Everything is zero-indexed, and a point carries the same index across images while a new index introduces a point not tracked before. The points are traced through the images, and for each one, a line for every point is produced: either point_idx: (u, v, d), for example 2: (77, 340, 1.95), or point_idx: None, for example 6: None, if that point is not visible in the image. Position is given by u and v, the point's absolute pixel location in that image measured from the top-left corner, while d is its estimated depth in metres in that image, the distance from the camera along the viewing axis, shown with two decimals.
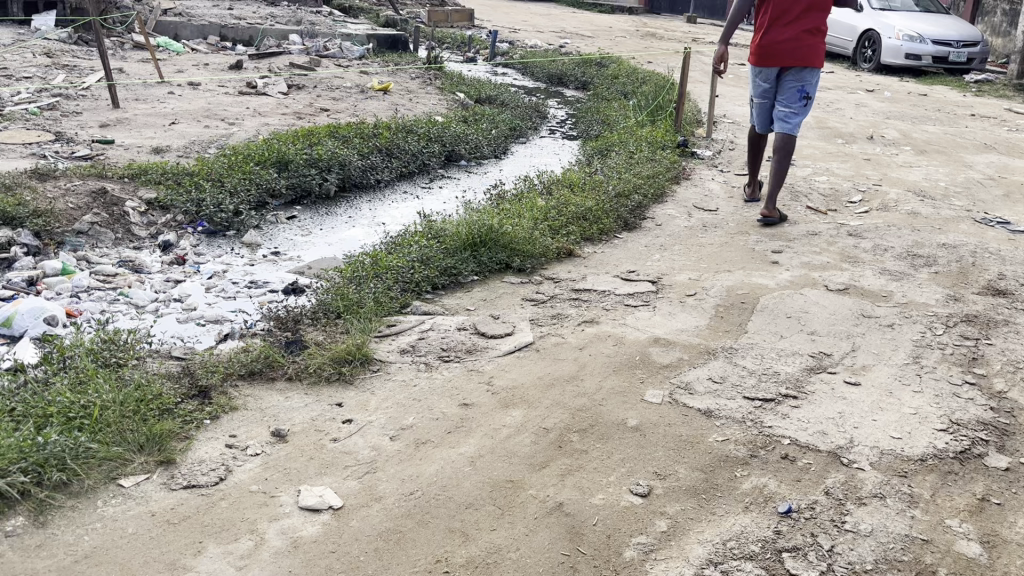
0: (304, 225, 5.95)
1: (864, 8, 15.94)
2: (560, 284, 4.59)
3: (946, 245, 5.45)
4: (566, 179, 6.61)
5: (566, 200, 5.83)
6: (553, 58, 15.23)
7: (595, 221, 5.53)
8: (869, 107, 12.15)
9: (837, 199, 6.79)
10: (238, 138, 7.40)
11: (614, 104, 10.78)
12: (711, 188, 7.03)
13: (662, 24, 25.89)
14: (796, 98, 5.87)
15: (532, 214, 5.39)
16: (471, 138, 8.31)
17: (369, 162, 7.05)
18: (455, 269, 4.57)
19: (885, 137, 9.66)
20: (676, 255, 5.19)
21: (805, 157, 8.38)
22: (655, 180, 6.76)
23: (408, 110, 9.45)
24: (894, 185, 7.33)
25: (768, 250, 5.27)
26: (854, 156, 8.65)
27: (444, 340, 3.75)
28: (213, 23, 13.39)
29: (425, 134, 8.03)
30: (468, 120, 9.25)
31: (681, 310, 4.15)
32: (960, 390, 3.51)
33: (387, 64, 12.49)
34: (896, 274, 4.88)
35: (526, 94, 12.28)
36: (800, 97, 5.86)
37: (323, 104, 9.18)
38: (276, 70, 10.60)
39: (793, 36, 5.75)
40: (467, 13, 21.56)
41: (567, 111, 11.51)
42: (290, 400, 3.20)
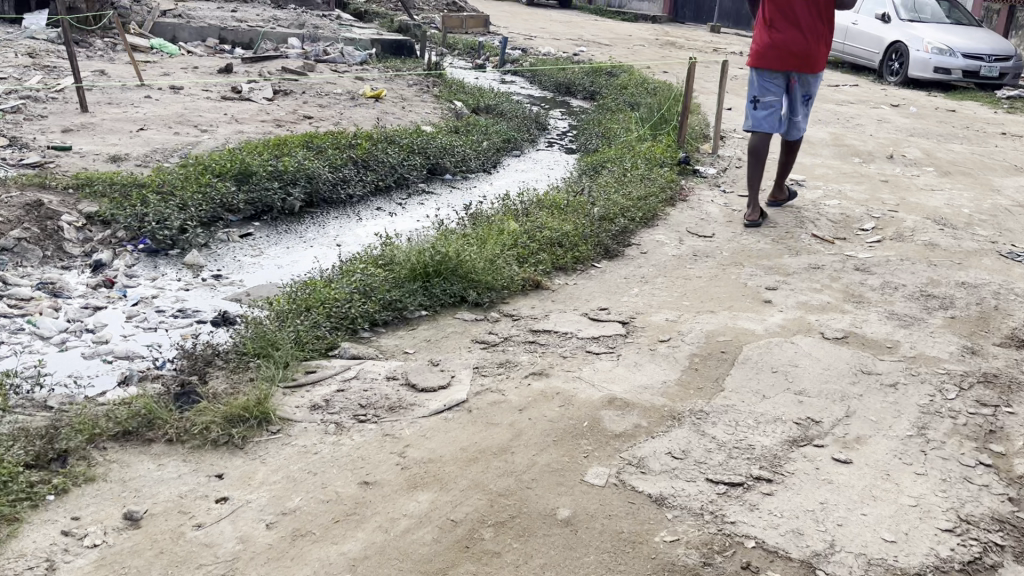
0: (258, 244, 5.47)
1: (892, 19, 15.28)
2: (519, 322, 4.06)
3: (966, 284, 4.86)
4: (549, 199, 6.10)
5: (542, 224, 5.31)
6: (563, 66, 14.71)
7: (571, 248, 5.03)
8: (892, 123, 11.50)
9: (848, 227, 6.21)
10: (205, 146, 6.93)
11: (618, 116, 10.24)
12: (709, 212, 6.47)
13: (684, 33, 25.29)
14: (803, 104, 5.82)
15: (498, 239, 4.89)
16: (458, 151, 7.84)
17: (341, 175, 6.58)
18: (400, 303, 4.05)
19: (907, 156, 9.03)
20: (657, 291, 4.66)
21: (817, 178, 7.79)
22: (646, 202, 6.22)
23: (397, 119, 8.99)
24: (912, 211, 6.72)
25: (761, 287, 4.71)
26: (871, 177, 8.04)
27: (368, 392, 3.24)
28: (212, 25, 13.02)
29: (407, 145, 7.56)
30: (460, 131, 8.78)
31: (649, 361, 3.61)
32: (972, 474, 2.93)
33: (387, 70, 12.06)
34: (905, 319, 4.30)
35: (529, 104, 11.78)
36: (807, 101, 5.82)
37: (308, 111, 8.73)
38: (268, 75, 10.18)
39: (804, 41, 5.57)
40: (483, 19, 21.12)
41: (570, 123, 10.99)
42: (163, 468, 2.69)
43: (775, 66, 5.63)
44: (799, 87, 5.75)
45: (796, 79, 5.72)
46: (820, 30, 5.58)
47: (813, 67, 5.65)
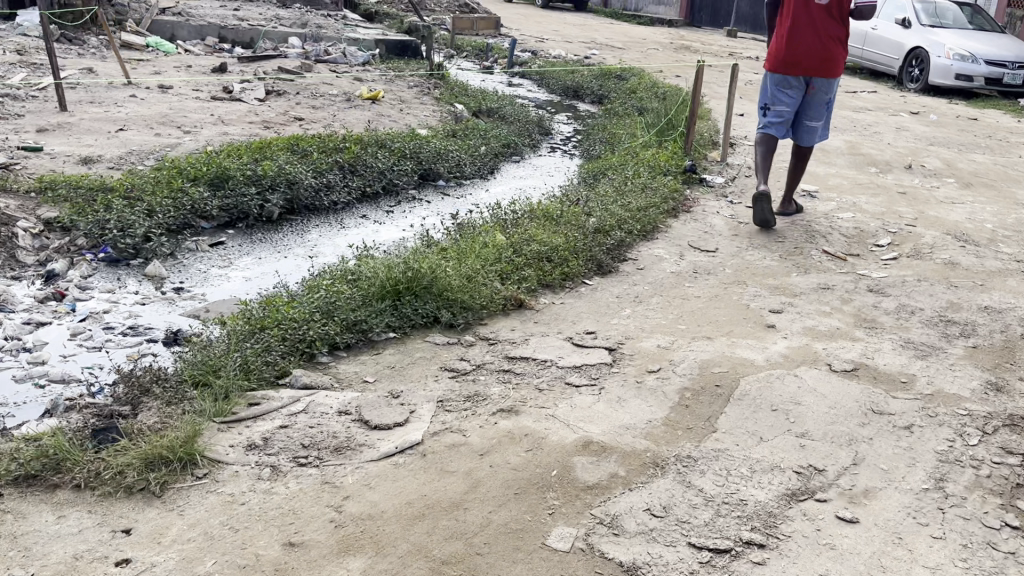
0: (228, 254, 5.15)
1: (913, 24, 14.83)
2: (496, 346, 3.70)
3: (990, 310, 4.45)
4: (542, 209, 5.73)
5: (530, 236, 4.95)
6: (572, 69, 14.37)
7: (560, 263, 4.67)
8: (911, 131, 11.07)
9: (862, 243, 5.81)
10: (185, 149, 6.63)
11: (625, 121, 9.88)
12: (713, 224, 6.09)
13: (699, 37, 24.87)
14: (823, 111, 5.47)
15: (480, 254, 4.53)
16: (453, 156, 7.50)
17: (325, 181, 6.25)
18: (365, 323, 3.70)
19: (926, 166, 8.61)
20: (651, 312, 4.28)
21: (830, 188, 7.39)
22: (646, 212, 5.85)
23: (393, 121, 8.68)
24: (931, 226, 6.31)
25: (764, 309, 4.33)
26: (887, 188, 7.63)
27: (314, 429, 2.89)
28: (212, 24, 12.78)
29: (399, 149, 7.23)
30: (457, 135, 8.43)
31: (634, 395, 3.24)
32: (998, 539, 2.55)
33: (389, 72, 11.76)
34: (923, 349, 3.91)
35: (534, 108, 11.44)
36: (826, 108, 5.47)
37: (300, 112, 8.42)
38: (263, 75, 9.90)
39: (822, 44, 5.25)
40: (494, 21, 20.81)
41: (575, 127, 10.63)
42: (63, 521, 2.36)
43: (791, 70, 5.32)
44: (819, 93, 5.40)
45: (815, 84, 5.39)
46: (840, 32, 5.26)
47: (833, 71, 5.31)
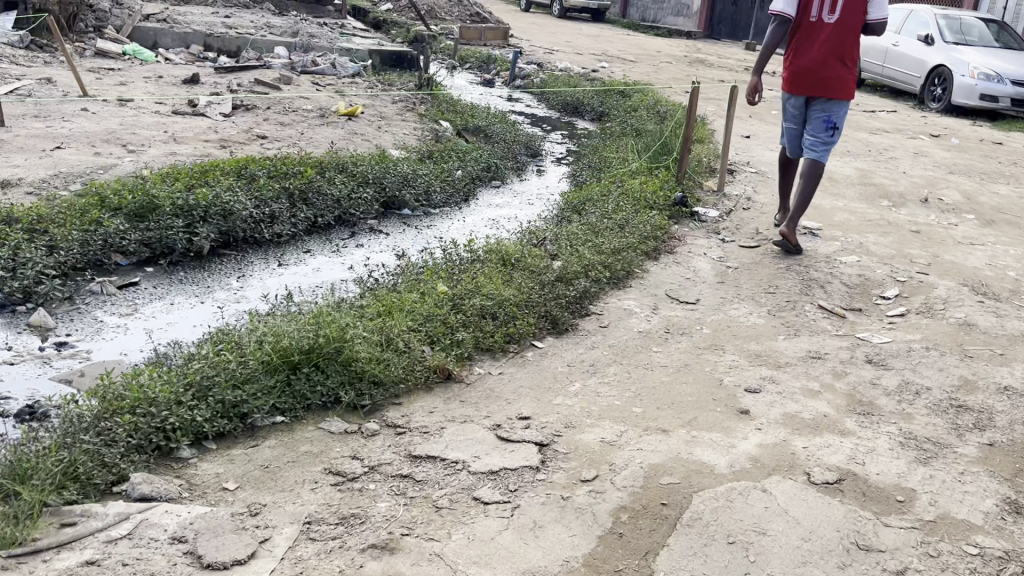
0: (137, 298, 4.55)
1: (936, 41, 14.02)
2: (402, 436, 3.05)
3: (1010, 392, 3.74)
4: (503, 248, 5.09)
5: (477, 285, 4.30)
6: (574, 83, 13.74)
7: (506, 321, 4.02)
8: (930, 158, 10.32)
9: (865, 297, 5.12)
10: (120, 170, 6.05)
11: (620, 142, 9.24)
12: (698, 267, 5.41)
13: (716, 50, 24.17)
14: (824, 131, 5.27)
15: (411, 309, 3.90)
16: (421, 181, 6.88)
17: (267, 211, 5.65)
18: (245, 405, 3.08)
19: (944, 199, 7.88)
20: (604, 386, 3.62)
21: (834, 225, 6.68)
22: (622, 255, 5.20)
23: (366, 140, 8.08)
24: (946, 274, 5.59)
25: (739, 385, 3.66)
26: (900, 226, 6.91)
27: (129, 567, 2.27)
28: (197, 31, 12.28)
29: (360, 173, 6.61)
30: (433, 158, 7.80)
31: (555, 518, 2.58)
32: None
33: (378, 85, 11.18)
34: (927, 447, 3.21)
35: (527, 126, 10.83)
36: (827, 128, 5.25)
37: (264, 129, 7.84)
38: (236, 87, 9.36)
39: (823, 61, 5.14)
40: (502, 31, 20.23)
41: (569, 146, 9.99)
42: None
43: (791, 85, 5.28)
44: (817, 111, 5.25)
45: (816, 102, 5.25)
46: (843, 51, 5.10)
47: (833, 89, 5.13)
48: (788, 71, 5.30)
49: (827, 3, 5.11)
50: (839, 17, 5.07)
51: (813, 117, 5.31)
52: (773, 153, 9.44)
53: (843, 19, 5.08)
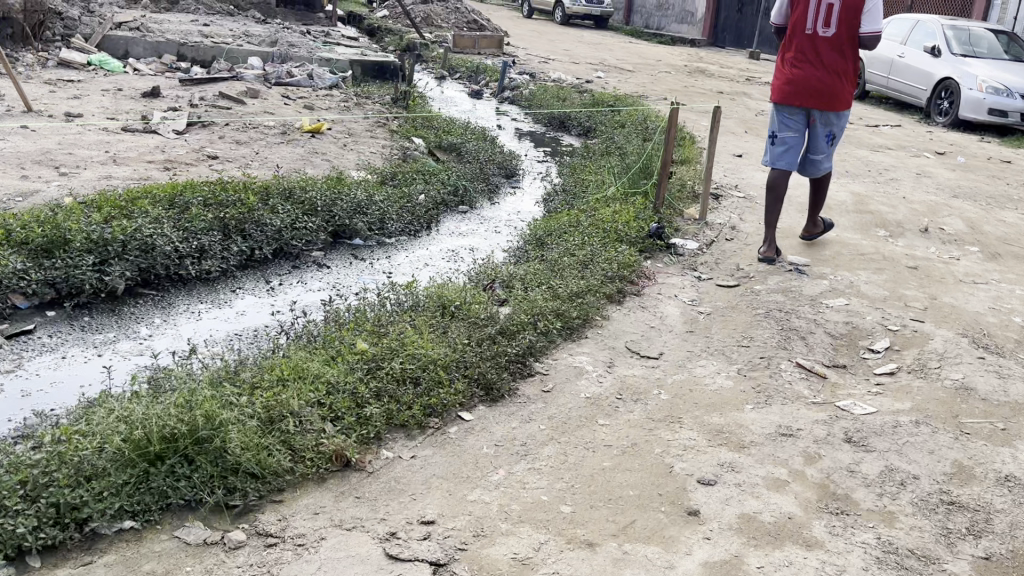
0: (26, 351, 4.04)
1: (943, 52, 13.46)
2: (271, 553, 2.54)
3: (1013, 484, 3.20)
4: (446, 292, 4.58)
5: (404, 342, 3.78)
6: (563, 96, 13.23)
7: (430, 389, 3.49)
8: (934, 179, 9.76)
9: (851, 352, 4.58)
10: (41, 197, 5.55)
11: (601, 162, 8.75)
12: (666, 313, 4.88)
13: (718, 59, 23.63)
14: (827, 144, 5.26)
15: (318, 376, 3.40)
16: (376, 208, 6.39)
17: (195, 245, 5.14)
18: (86, 509, 2.56)
19: (946, 228, 7.32)
20: (533, 474, 3.09)
21: (823, 260, 6.14)
22: (581, 300, 4.68)
23: (327, 160, 7.60)
24: (944, 322, 5.05)
25: (692, 474, 3.13)
26: (896, 260, 6.37)
27: None
28: (170, 40, 11.83)
29: (308, 201, 6.10)
30: (396, 181, 7.28)
31: None
32: None
33: (353, 98, 10.70)
34: (908, 565, 2.68)
35: (508, 144, 10.33)
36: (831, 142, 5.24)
37: (217, 149, 7.37)
38: (197, 100, 8.88)
39: (825, 76, 5.04)
40: (496, 40, 19.71)
41: (550, 165, 9.49)
42: None
43: (792, 101, 5.13)
44: (821, 125, 5.20)
45: (818, 116, 5.18)
46: (843, 64, 5.03)
47: (835, 104, 5.08)
48: (787, 87, 5.12)
49: (822, 15, 4.96)
50: (838, 30, 4.95)
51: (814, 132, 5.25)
52: (764, 174, 8.92)
53: (840, 32, 4.96)
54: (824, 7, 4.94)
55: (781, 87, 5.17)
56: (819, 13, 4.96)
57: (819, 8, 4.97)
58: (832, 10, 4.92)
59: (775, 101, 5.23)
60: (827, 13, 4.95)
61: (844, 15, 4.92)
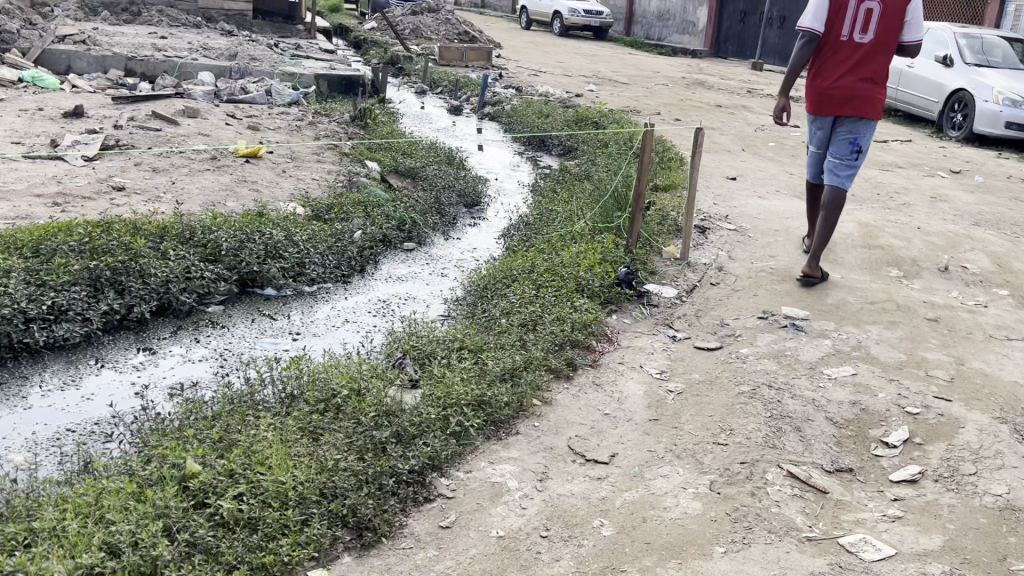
0: None
1: (955, 62, 12.48)
2: None
3: None
4: (339, 372, 3.59)
5: (254, 461, 2.81)
6: (546, 113, 12.28)
7: (271, 537, 2.52)
8: (951, 204, 8.75)
9: (858, 448, 3.57)
10: None
11: (575, 187, 7.80)
12: (628, 392, 3.89)
13: (718, 70, 22.68)
14: (849, 153, 4.85)
15: (109, 524, 2.44)
16: (295, 248, 5.41)
17: (44, 305, 4.18)
18: None
19: (969, 266, 6.32)
20: None
21: (825, 313, 5.13)
22: (516, 382, 3.70)
23: (256, 189, 6.67)
24: (975, 401, 4.03)
25: None
26: (913, 309, 5.36)
27: None
28: (117, 54, 10.98)
29: (211, 243, 5.13)
30: (332, 214, 6.29)
31: None
32: None
33: (309, 117, 9.79)
34: None
35: (478, 168, 9.39)
36: (853, 151, 4.83)
37: (127, 179, 6.44)
38: (124, 121, 7.96)
39: (854, 80, 4.75)
40: (485, 52, 18.82)
41: (520, 190, 8.53)
42: None
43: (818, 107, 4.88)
44: (845, 133, 4.84)
45: (844, 123, 4.85)
46: (877, 70, 4.74)
47: (864, 110, 4.75)
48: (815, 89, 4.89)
49: (860, 19, 4.72)
50: (873, 36, 4.72)
51: (838, 140, 4.89)
52: (759, 199, 7.94)
53: (876, 39, 4.73)
54: (863, 12, 4.71)
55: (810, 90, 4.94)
56: (856, 17, 4.72)
57: (856, 13, 4.73)
58: (871, 15, 4.70)
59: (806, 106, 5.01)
60: (865, 19, 4.72)
61: (881, 22, 4.70)
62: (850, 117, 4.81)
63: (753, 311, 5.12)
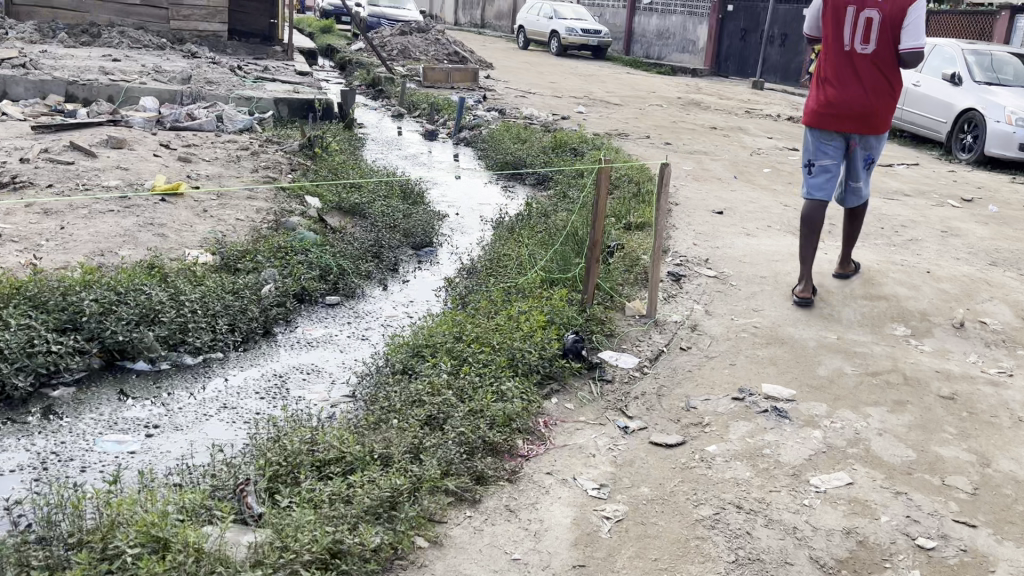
0: None
1: (964, 80, 11.61)
2: None
3: None
4: (150, 506, 2.67)
5: None
6: (523, 139, 11.41)
7: None
8: (965, 239, 7.80)
9: None
10: None
11: (537, 226, 6.90)
12: (550, 521, 2.96)
13: (717, 90, 21.81)
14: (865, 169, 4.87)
15: None
16: (179, 310, 4.50)
17: None
18: None
19: (989, 320, 5.38)
20: None
21: (816, 391, 4.21)
22: (393, 518, 2.77)
23: (160, 233, 5.77)
24: (1007, 527, 3.10)
25: None
26: (925, 382, 4.41)
27: None
28: (58, 78, 10.17)
29: (69, 308, 4.22)
30: (241, 263, 5.38)
31: None
32: None
33: (255, 145, 8.92)
34: None
35: (437, 202, 8.50)
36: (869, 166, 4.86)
37: (10, 223, 5.56)
38: (33, 153, 7.10)
39: (864, 96, 4.60)
40: (471, 72, 18.01)
41: (479, 227, 7.62)
42: None
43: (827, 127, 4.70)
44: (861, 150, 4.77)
45: (858, 140, 4.75)
46: (885, 80, 4.59)
47: (877, 126, 4.66)
48: (827, 109, 4.65)
49: (860, 31, 4.54)
50: (877, 47, 4.53)
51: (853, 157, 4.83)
52: (746, 237, 7.03)
53: (881, 48, 4.54)
54: (862, 22, 4.52)
55: (819, 110, 4.69)
56: (855, 29, 4.54)
57: (857, 24, 4.54)
58: (871, 25, 4.50)
59: (813, 125, 4.75)
60: (866, 30, 4.52)
61: (883, 31, 4.50)
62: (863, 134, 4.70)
63: (729, 389, 4.18)
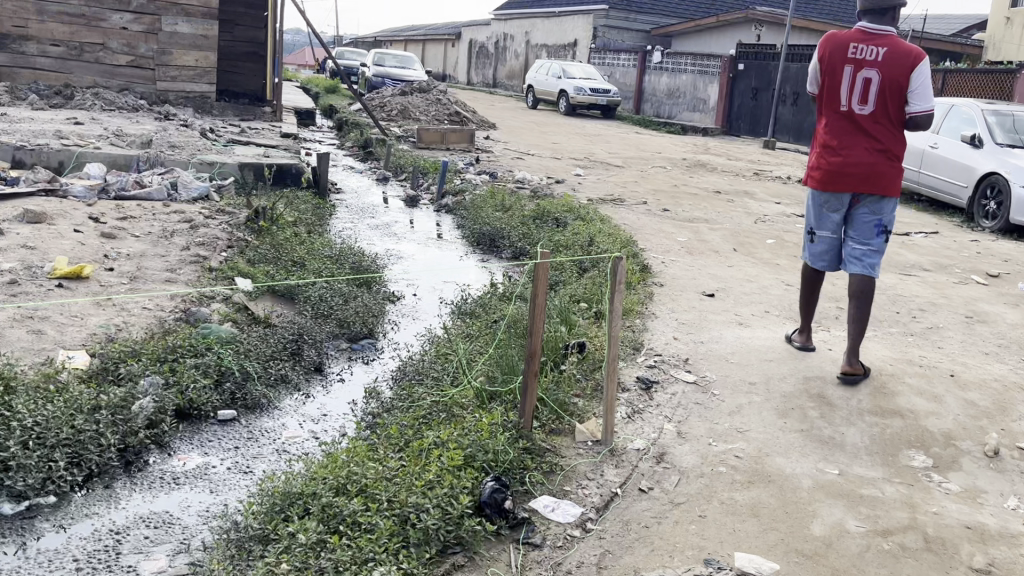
0: None
1: (985, 142, 10.70)
2: None
3: None
4: None
5: None
6: (506, 206, 10.57)
7: None
8: (995, 327, 6.78)
9: None
10: None
11: (494, 313, 5.98)
12: None
13: (726, 150, 21.02)
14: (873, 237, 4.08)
15: None
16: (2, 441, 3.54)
17: None
18: None
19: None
20: None
21: (807, 563, 3.21)
22: None
23: (35, 329, 4.91)
24: None
25: None
26: (952, 543, 3.41)
27: None
28: (6, 142, 9.49)
29: None
30: (119, 369, 4.45)
31: None
32: None
33: (201, 215, 8.13)
34: None
35: (395, 281, 7.61)
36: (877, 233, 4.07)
37: None
38: None
39: (863, 158, 4.00)
40: (467, 133, 17.34)
41: (433, 313, 6.71)
42: None
43: (825, 189, 4.12)
44: (863, 210, 4.07)
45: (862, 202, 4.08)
46: (891, 141, 3.99)
47: (882, 188, 3.99)
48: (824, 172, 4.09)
49: (856, 90, 3.99)
50: (875, 108, 3.97)
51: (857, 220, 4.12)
52: (738, 327, 6.08)
53: (882, 109, 3.97)
54: (859, 81, 3.98)
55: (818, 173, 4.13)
56: (851, 90, 3.99)
57: (854, 84, 4.00)
58: (869, 86, 3.96)
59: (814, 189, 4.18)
60: (864, 90, 3.98)
61: (882, 92, 3.95)
62: (867, 197, 4.05)
63: (691, 560, 3.21)
